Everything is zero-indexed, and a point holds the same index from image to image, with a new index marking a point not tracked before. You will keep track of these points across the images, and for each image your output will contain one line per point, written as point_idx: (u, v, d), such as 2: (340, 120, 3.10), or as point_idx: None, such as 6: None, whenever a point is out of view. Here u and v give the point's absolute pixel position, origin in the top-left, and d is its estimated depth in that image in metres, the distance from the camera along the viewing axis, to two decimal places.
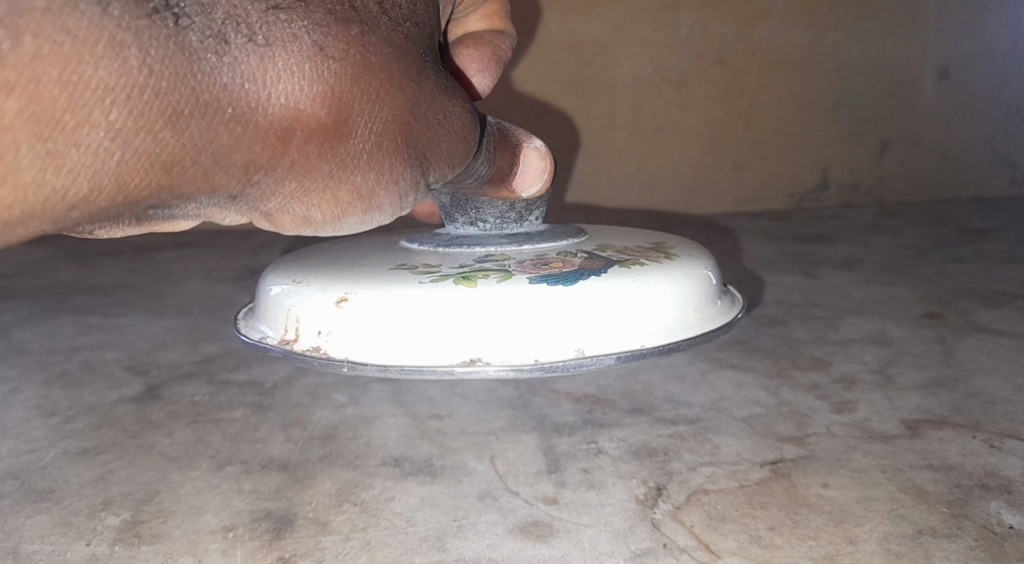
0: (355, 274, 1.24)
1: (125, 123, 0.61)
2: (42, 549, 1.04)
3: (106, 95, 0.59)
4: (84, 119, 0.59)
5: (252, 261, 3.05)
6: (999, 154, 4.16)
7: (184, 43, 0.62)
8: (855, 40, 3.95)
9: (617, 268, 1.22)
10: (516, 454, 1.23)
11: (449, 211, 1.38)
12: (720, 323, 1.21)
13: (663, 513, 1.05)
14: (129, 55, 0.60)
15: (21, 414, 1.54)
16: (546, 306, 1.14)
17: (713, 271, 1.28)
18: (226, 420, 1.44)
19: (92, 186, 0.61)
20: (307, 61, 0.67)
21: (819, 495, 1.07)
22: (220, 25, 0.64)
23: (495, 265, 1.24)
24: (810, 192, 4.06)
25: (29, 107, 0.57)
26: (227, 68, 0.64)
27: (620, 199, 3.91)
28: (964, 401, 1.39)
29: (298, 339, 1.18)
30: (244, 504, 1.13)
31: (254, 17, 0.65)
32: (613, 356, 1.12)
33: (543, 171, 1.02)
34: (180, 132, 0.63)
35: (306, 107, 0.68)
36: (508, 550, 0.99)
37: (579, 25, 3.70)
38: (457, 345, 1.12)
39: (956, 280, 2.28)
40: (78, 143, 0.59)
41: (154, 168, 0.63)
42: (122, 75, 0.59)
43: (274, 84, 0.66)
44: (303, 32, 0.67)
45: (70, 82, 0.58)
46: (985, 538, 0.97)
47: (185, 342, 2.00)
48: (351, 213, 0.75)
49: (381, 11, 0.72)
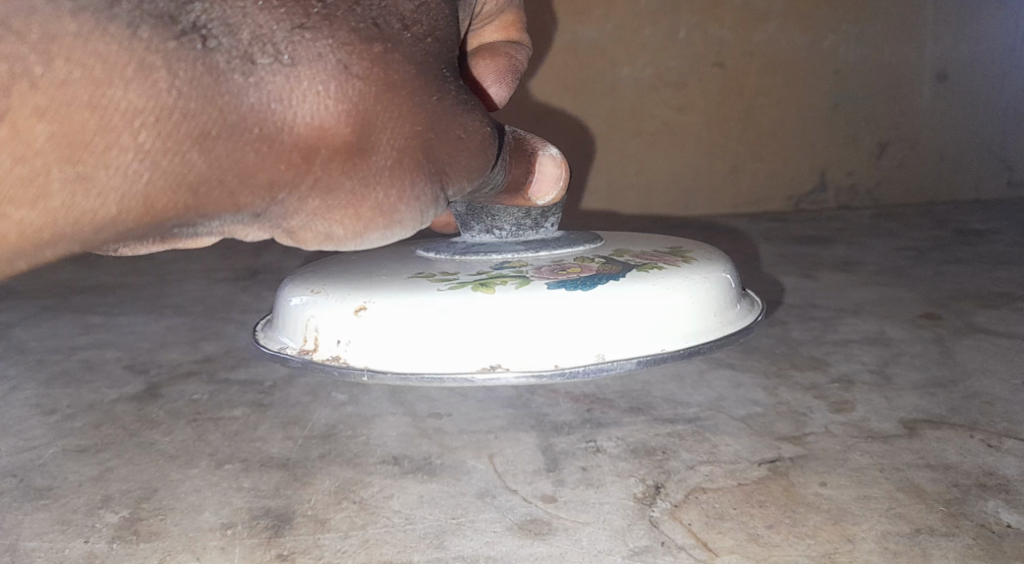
0: (373, 282, 1.24)
1: (154, 145, 0.54)
2: (41, 547, 1.04)
3: (135, 116, 0.53)
4: (112, 142, 0.53)
5: (251, 261, 3.05)
6: (996, 157, 4.15)
7: (212, 65, 0.55)
8: (853, 42, 3.95)
9: (634, 274, 1.21)
10: (514, 453, 1.23)
11: (464, 220, 1.38)
12: (739, 327, 1.20)
13: (661, 511, 1.05)
14: (159, 76, 0.53)
15: (21, 412, 1.54)
16: (566, 308, 1.13)
17: (731, 274, 1.27)
18: (225, 419, 1.44)
19: (119, 207, 0.54)
20: (332, 81, 0.59)
21: (817, 494, 1.08)
22: (245, 46, 0.56)
23: (512, 271, 1.24)
24: (807, 194, 4.06)
25: (61, 130, 0.51)
26: (252, 88, 0.57)
27: (621, 204, 3.93)
28: (962, 401, 1.39)
29: (318, 348, 1.17)
30: (243, 501, 1.13)
31: (279, 35, 0.57)
32: (635, 360, 1.10)
33: (560, 179, 0.93)
34: (208, 154, 0.56)
35: (330, 124, 0.60)
36: (506, 548, 0.99)
37: (579, 28, 3.73)
38: (476, 352, 1.10)
39: (954, 282, 2.28)
40: (109, 166, 0.53)
41: (180, 190, 0.56)
42: (150, 97, 0.53)
43: (299, 103, 0.58)
44: (327, 50, 0.58)
45: (100, 105, 0.52)
46: (983, 536, 0.97)
47: (186, 341, 2.00)
48: (372, 230, 0.64)
49: (404, 26, 0.62)
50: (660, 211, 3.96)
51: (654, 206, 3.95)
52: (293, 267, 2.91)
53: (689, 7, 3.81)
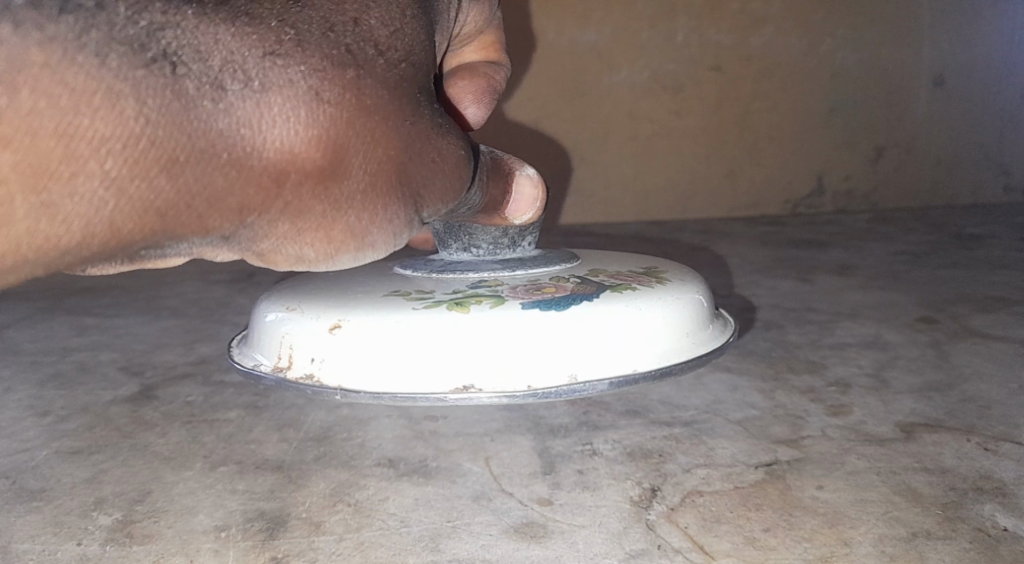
0: (347, 300, 1.24)
1: (120, 172, 0.55)
2: (33, 549, 1.04)
3: (102, 144, 0.54)
4: (79, 169, 0.53)
5: (245, 261, 3.04)
6: (992, 161, 4.14)
7: (181, 91, 0.56)
8: (849, 47, 3.95)
9: (608, 294, 1.20)
10: (510, 456, 1.23)
11: (442, 239, 1.38)
12: (712, 349, 1.20)
13: (657, 514, 1.05)
14: (126, 105, 0.54)
15: (14, 414, 1.54)
16: (541, 331, 1.12)
17: (704, 294, 1.28)
18: (220, 421, 1.44)
19: (85, 234, 0.55)
20: (303, 106, 0.60)
21: (814, 497, 1.07)
22: (215, 72, 0.58)
23: (487, 291, 1.23)
24: (805, 198, 4.05)
25: (23, 159, 0.51)
26: (222, 114, 0.58)
27: (616, 210, 3.94)
28: (958, 405, 1.39)
29: (292, 366, 1.17)
30: (237, 504, 1.13)
31: (250, 61, 0.59)
32: (606, 382, 1.10)
33: (536, 199, 0.93)
34: (176, 179, 0.57)
35: (301, 150, 0.61)
36: (502, 551, 0.99)
37: (575, 32, 3.74)
38: (450, 369, 1.10)
39: (950, 286, 2.28)
40: (75, 194, 0.53)
41: (147, 215, 0.57)
42: (118, 125, 0.54)
43: (269, 127, 0.59)
44: (299, 76, 0.60)
45: (67, 134, 0.52)
46: (980, 540, 0.97)
47: (181, 343, 1.99)
48: (344, 251, 0.66)
49: (377, 51, 0.65)
50: (657, 215, 3.96)
51: (652, 211, 3.96)
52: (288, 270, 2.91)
53: (686, 11, 3.81)
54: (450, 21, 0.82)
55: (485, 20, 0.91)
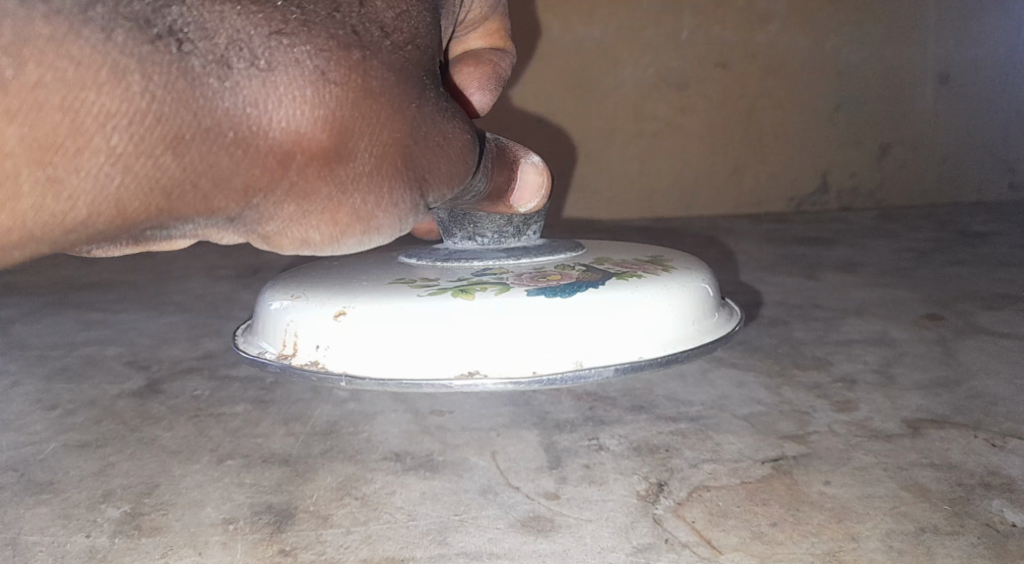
0: (352, 288, 1.24)
1: (127, 148, 0.58)
2: (41, 540, 1.04)
3: (108, 119, 0.57)
4: (86, 145, 0.57)
5: (250, 258, 3.04)
6: (999, 159, 4.12)
7: (187, 69, 0.59)
8: (855, 44, 3.95)
9: (614, 281, 1.21)
10: (516, 450, 1.23)
11: (447, 226, 1.38)
12: (718, 336, 1.20)
13: (664, 508, 1.05)
14: (132, 80, 0.57)
15: (21, 407, 1.54)
16: (547, 317, 1.12)
17: (710, 282, 1.28)
18: (227, 415, 1.44)
19: (92, 208, 0.59)
20: (308, 87, 0.63)
21: (821, 492, 1.07)
22: (221, 51, 0.61)
23: (493, 278, 1.23)
24: (809, 196, 4.04)
25: (32, 133, 0.55)
26: (229, 92, 0.61)
27: (620, 207, 3.93)
28: (965, 401, 1.39)
29: (297, 353, 1.17)
30: (244, 497, 1.13)
31: (256, 40, 0.62)
32: (612, 368, 1.10)
33: (541, 187, 0.92)
34: (182, 158, 0.60)
35: (305, 130, 0.64)
36: (509, 545, 0.99)
37: (580, 28, 3.74)
38: (456, 358, 1.10)
39: (957, 283, 2.27)
40: (80, 168, 0.57)
41: (153, 193, 0.60)
42: (124, 102, 0.57)
43: (275, 107, 0.62)
44: (305, 57, 0.63)
45: (72, 109, 0.56)
46: (988, 536, 0.97)
47: (186, 338, 1.99)
48: (347, 232, 0.69)
49: (384, 33, 0.67)
50: (662, 212, 3.96)
51: (656, 208, 3.96)
52: (293, 266, 2.90)
53: (690, 8, 3.81)
54: (456, 9, 0.83)
55: (490, 6, 0.90)
